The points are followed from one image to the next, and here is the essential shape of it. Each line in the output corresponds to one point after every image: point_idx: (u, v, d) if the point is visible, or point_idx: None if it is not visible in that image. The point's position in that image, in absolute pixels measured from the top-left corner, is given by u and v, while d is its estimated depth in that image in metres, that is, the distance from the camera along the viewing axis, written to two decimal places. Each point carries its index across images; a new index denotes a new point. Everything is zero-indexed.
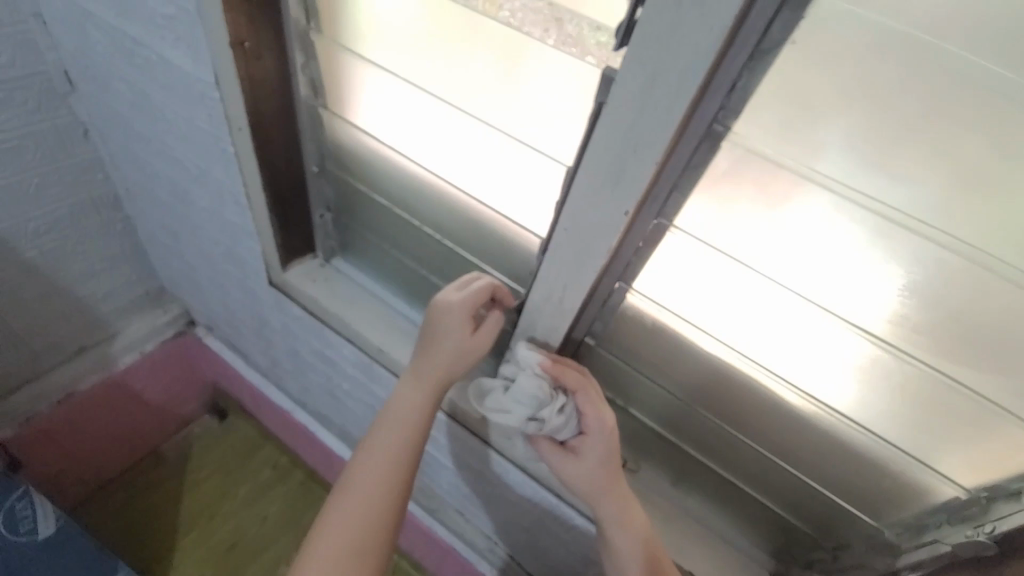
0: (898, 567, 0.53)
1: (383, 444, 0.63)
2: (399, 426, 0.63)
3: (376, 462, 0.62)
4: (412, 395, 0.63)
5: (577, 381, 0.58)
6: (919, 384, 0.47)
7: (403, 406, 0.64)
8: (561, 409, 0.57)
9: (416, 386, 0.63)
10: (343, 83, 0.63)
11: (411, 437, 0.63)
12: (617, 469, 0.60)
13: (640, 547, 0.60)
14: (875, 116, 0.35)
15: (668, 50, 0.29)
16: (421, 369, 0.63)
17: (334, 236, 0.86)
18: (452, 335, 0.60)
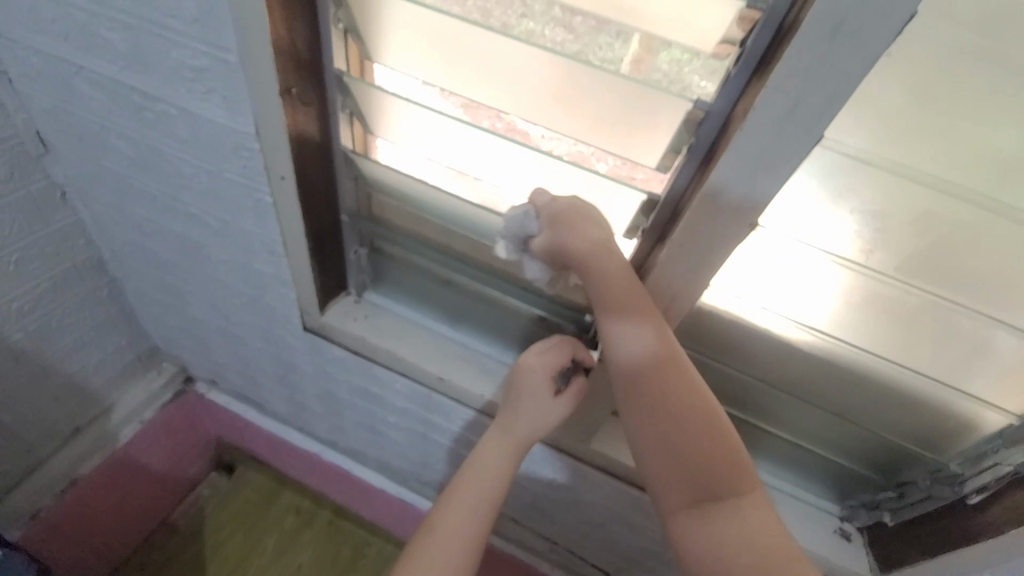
0: (965, 493, 0.60)
1: (466, 497, 0.62)
2: (486, 478, 0.63)
3: (461, 517, 0.60)
4: (498, 450, 0.64)
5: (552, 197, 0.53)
6: (988, 341, 0.52)
7: (488, 458, 0.64)
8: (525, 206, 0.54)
9: (504, 439, 0.64)
10: (382, 118, 0.60)
11: (495, 493, 0.62)
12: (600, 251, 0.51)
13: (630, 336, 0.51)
14: (958, 114, 0.40)
15: (815, 80, 0.34)
16: (508, 424, 0.64)
17: (367, 271, 0.84)
18: (536, 397, 0.62)
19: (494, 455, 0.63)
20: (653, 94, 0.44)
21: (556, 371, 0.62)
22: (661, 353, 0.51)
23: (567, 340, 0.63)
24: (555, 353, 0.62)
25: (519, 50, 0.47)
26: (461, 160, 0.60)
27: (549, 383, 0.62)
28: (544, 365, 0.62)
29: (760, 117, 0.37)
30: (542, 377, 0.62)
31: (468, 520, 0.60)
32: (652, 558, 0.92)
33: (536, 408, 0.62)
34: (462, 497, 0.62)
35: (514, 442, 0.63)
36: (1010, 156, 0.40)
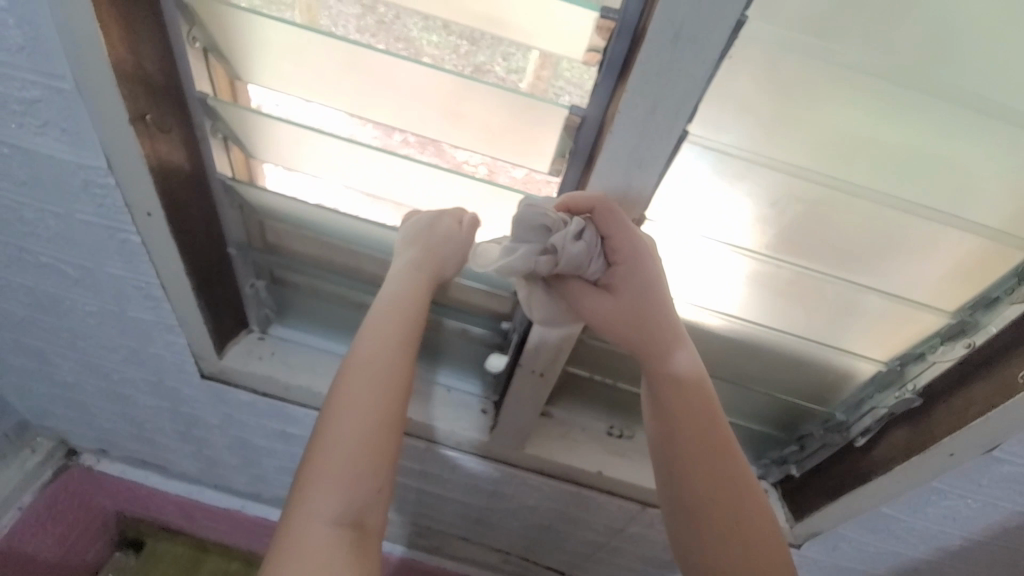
0: (853, 436, 0.68)
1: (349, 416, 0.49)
2: (374, 383, 0.51)
3: (348, 446, 0.48)
4: (384, 332, 0.53)
5: (626, 246, 0.48)
6: (852, 302, 0.59)
7: (374, 358, 0.52)
8: (577, 234, 0.46)
9: (389, 328, 0.53)
10: (261, 142, 0.56)
11: (390, 402, 0.51)
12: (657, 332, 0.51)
13: (682, 406, 0.53)
14: (797, 108, 0.44)
15: (667, 83, 0.37)
16: (396, 312, 0.54)
17: (269, 304, 0.78)
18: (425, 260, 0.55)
19: (381, 349, 0.52)
20: (532, 107, 0.45)
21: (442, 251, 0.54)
22: (713, 430, 0.53)
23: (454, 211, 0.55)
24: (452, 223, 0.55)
25: (396, 64, 0.45)
26: (353, 182, 0.58)
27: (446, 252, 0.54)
28: (422, 234, 0.55)
29: (627, 117, 0.40)
30: (424, 253, 0.54)
31: (358, 430, 0.49)
32: (601, 549, 0.94)
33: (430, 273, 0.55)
34: (351, 410, 0.50)
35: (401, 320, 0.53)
36: (841, 140, 0.46)
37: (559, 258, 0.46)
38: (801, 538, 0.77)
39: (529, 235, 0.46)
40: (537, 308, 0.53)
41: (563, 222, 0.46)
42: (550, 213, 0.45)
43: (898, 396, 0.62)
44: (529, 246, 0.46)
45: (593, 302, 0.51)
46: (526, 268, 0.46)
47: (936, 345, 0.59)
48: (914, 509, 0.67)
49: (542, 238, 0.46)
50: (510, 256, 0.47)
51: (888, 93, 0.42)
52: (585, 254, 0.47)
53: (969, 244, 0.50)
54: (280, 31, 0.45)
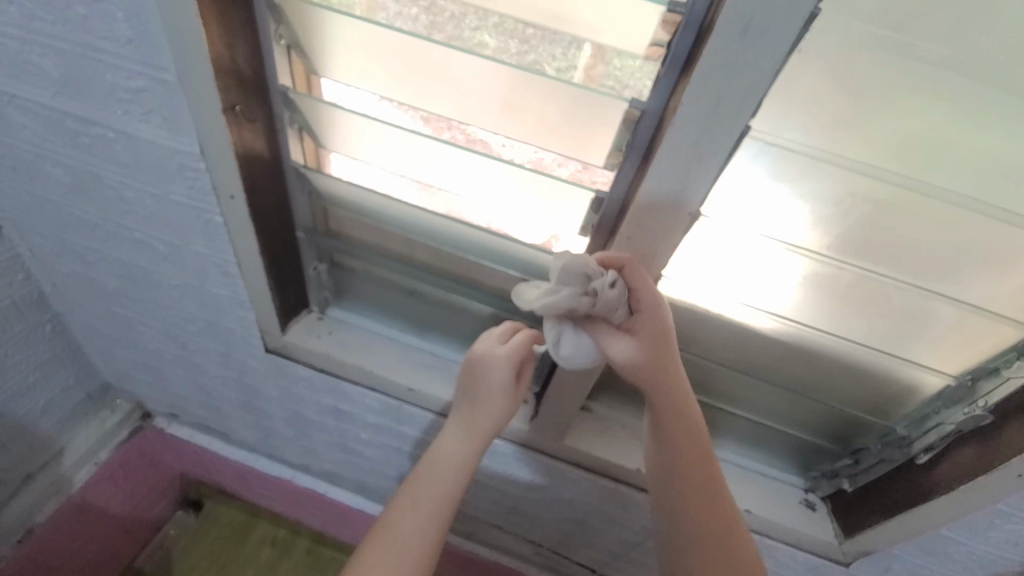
0: (914, 453, 0.64)
1: (417, 517, 0.59)
2: (445, 474, 0.62)
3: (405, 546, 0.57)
4: (458, 445, 0.63)
5: (649, 298, 0.53)
6: (918, 310, 0.56)
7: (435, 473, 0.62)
8: (612, 284, 0.51)
9: (453, 471, 0.62)
10: (331, 131, 0.61)
11: (443, 509, 0.60)
12: (664, 370, 0.56)
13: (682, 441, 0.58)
14: (869, 103, 0.43)
15: (732, 77, 0.37)
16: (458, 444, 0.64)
17: (328, 286, 0.83)
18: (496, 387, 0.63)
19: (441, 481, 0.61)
20: (593, 99, 0.46)
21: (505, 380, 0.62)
22: (707, 462, 0.59)
23: (527, 330, 0.65)
24: (502, 349, 0.63)
25: (461, 55, 0.47)
26: (413, 171, 0.61)
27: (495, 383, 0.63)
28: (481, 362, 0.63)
29: (688, 111, 0.40)
30: (498, 382, 0.62)
31: (419, 520, 0.59)
32: (633, 548, 0.94)
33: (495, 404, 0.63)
34: (416, 504, 0.60)
35: (462, 452, 0.63)
36: (915, 138, 0.44)
37: (596, 301, 0.51)
38: (849, 555, 0.74)
39: (571, 279, 0.50)
40: (562, 347, 0.55)
41: (601, 272, 0.51)
42: (591, 263, 0.50)
43: (966, 412, 0.58)
44: (570, 288, 0.50)
45: (617, 343, 0.54)
46: (568, 307, 0.51)
47: (1011, 359, 0.55)
48: (976, 533, 0.62)
49: (583, 283, 0.51)
50: (552, 296, 0.51)
51: (967, 88, 0.40)
52: (619, 302, 0.51)
53: None
54: (356, 26, 0.49)
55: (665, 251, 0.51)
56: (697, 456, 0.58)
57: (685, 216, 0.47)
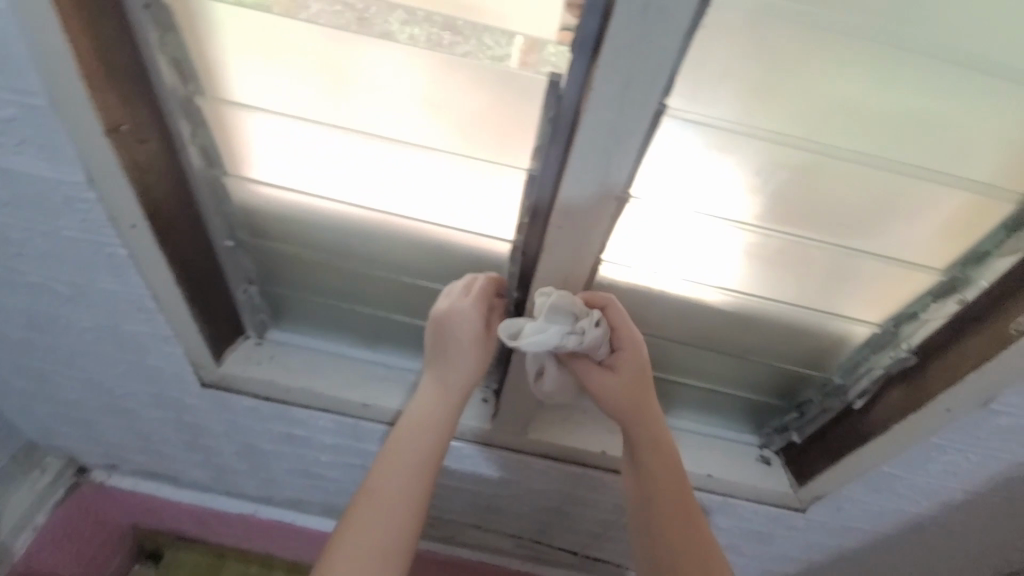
0: (851, 399, 0.69)
1: (399, 474, 0.59)
2: (422, 430, 0.61)
3: (389, 505, 0.57)
4: (433, 400, 0.62)
5: (629, 338, 0.59)
6: (840, 265, 0.59)
7: (412, 435, 0.61)
8: (596, 323, 0.55)
9: (431, 428, 0.61)
10: (245, 139, 0.58)
11: (426, 465, 0.60)
12: (643, 399, 0.61)
13: (656, 459, 0.62)
14: (774, 73, 0.44)
15: (638, 58, 0.36)
16: (434, 403, 0.62)
17: (263, 307, 0.79)
18: (466, 341, 0.59)
19: (419, 441, 0.60)
20: (513, 80, 0.47)
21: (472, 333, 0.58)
22: (678, 476, 0.62)
23: (484, 276, 0.61)
24: (468, 298, 0.59)
25: (369, 50, 0.47)
26: (342, 175, 0.60)
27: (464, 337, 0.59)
28: (442, 320, 0.58)
29: (601, 96, 0.39)
30: (465, 335, 0.58)
31: (398, 479, 0.58)
32: (609, 527, 0.96)
33: (467, 360, 0.59)
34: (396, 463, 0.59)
35: (439, 410, 0.61)
36: (819, 106, 0.46)
37: (582, 340, 0.54)
38: (806, 501, 0.78)
39: (558, 316, 0.52)
40: (545, 379, 0.60)
41: (584, 310, 0.54)
42: (577, 302, 0.54)
43: (894, 355, 0.63)
44: (556, 325, 0.52)
45: (598, 376, 0.60)
46: (557, 344, 0.52)
47: (929, 303, 0.59)
48: (914, 466, 0.67)
49: (570, 321, 0.53)
50: (543, 332, 0.52)
51: (859, 53, 0.42)
52: (602, 341, 0.56)
53: (957, 195, 0.50)
54: (254, 30, 0.47)
55: (595, 241, 0.50)
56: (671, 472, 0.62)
57: (611, 202, 0.46)
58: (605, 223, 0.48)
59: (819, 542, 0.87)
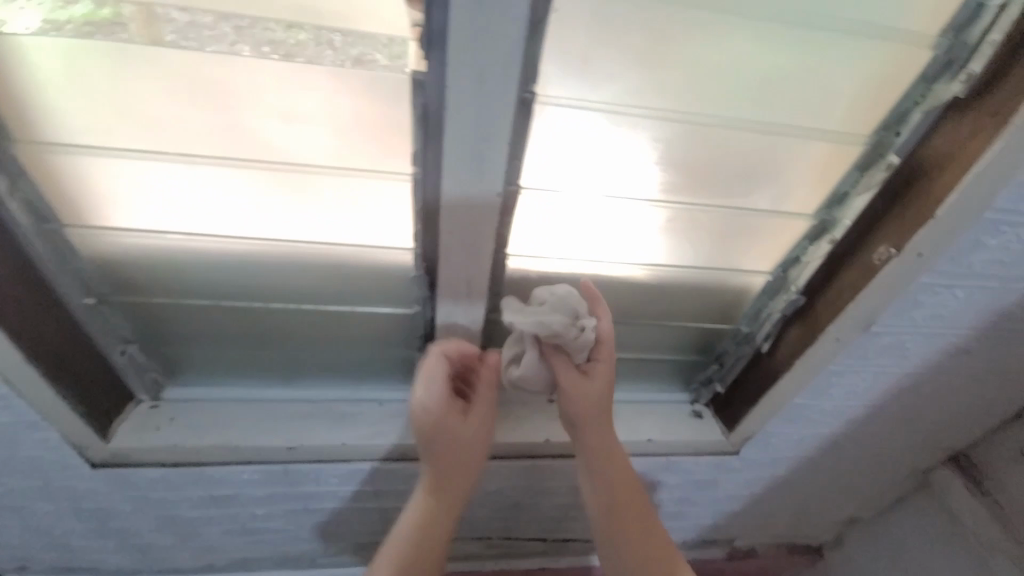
0: (759, 344, 0.73)
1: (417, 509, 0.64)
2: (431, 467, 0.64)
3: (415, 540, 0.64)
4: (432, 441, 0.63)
5: (607, 353, 0.61)
6: (727, 223, 0.62)
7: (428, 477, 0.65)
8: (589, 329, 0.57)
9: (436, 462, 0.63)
10: (81, 185, 0.51)
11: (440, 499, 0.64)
12: (606, 408, 0.63)
13: (613, 471, 0.65)
14: (630, 47, 0.45)
15: (486, 49, 0.34)
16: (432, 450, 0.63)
17: (153, 365, 0.70)
18: (434, 396, 0.61)
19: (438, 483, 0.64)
20: (373, 82, 0.44)
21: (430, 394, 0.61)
22: (633, 485, 0.66)
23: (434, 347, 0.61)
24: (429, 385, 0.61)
25: (212, 65, 0.43)
26: (209, 208, 0.54)
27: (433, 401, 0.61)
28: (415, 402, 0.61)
29: (457, 91, 0.37)
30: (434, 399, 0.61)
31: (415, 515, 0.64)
32: (570, 507, 0.97)
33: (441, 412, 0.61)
34: (416, 506, 0.65)
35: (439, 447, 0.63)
36: (680, 76, 0.47)
37: (577, 337, 0.56)
38: (738, 444, 0.83)
39: (562, 305, 0.55)
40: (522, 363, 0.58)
41: (587, 310, 0.58)
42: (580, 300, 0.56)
43: (786, 299, 0.67)
44: (553, 305, 0.55)
45: (574, 378, 0.60)
46: (556, 329, 0.54)
47: (806, 247, 0.63)
48: (821, 394, 0.73)
49: (569, 316, 0.55)
50: (546, 313, 0.55)
51: (706, 22, 0.44)
52: (586, 345, 0.57)
53: (818, 143, 0.54)
54: (77, 55, 0.41)
55: (486, 242, 0.47)
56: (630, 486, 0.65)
57: (495, 199, 0.43)
58: (492, 223, 0.45)
59: (757, 477, 0.93)
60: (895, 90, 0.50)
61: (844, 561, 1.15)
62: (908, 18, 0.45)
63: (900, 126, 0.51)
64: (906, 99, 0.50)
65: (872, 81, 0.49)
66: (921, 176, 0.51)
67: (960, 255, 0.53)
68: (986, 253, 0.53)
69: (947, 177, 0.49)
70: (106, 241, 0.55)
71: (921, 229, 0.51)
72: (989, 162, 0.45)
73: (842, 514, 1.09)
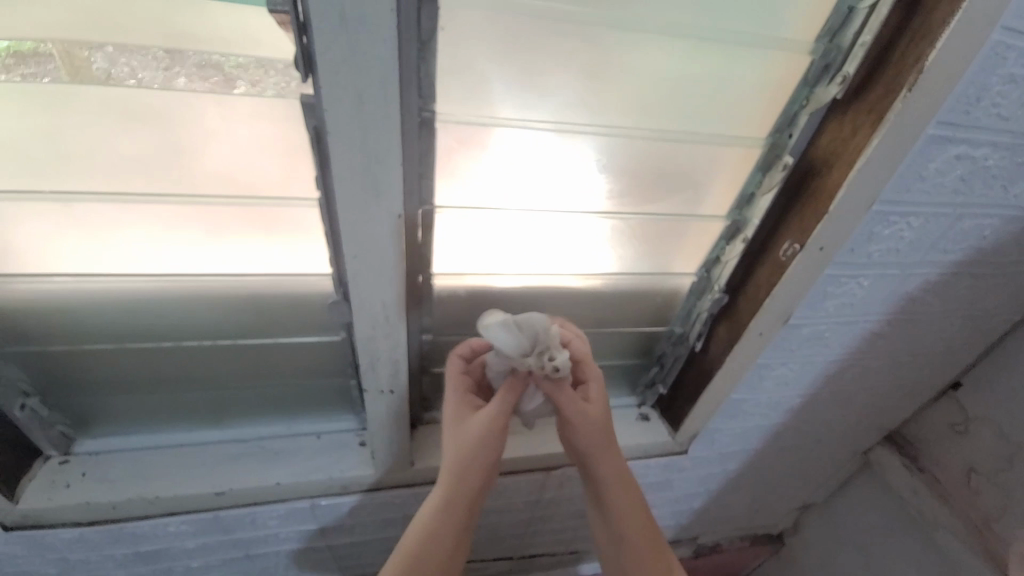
0: (693, 343, 0.75)
1: (439, 494, 0.58)
2: (453, 452, 0.58)
3: (438, 531, 0.57)
4: (455, 421, 0.59)
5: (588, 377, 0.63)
6: (647, 230, 0.63)
7: (448, 463, 0.58)
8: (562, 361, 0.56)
9: (458, 445, 0.58)
10: None
11: (462, 486, 0.58)
12: (597, 420, 0.61)
13: (617, 462, 0.64)
14: (525, 64, 0.45)
15: (359, 71, 0.34)
16: (455, 431, 0.59)
17: (60, 418, 0.65)
18: (455, 382, 0.61)
19: (461, 470, 0.57)
20: (265, 109, 0.43)
21: (458, 377, 0.61)
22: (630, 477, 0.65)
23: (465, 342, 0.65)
24: (456, 373, 0.62)
25: (85, 99, 0.40)
26: (109, 249, 0.50)
27: (455, 384, 0.61)
28: (453, 373, 0.62)
29: (337, 115, 0.36)
30: (456, 383, 0.61)
31: (435, 503, 0.58)
32: (530, 523, 0.96)
33: (459, 398, 0.60)
34: (436, 492, 0.59)
35: (459, 432, 0.58)
36: (580, 90, 0.48)
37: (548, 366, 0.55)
38: (685, 443, 0.84)
39: (529, 331, 0.55)
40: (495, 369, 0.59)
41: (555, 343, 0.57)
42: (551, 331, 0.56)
43: (711, 298, 0.69)
44: (520, 321, 0.55)
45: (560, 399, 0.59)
46: (520, 351, 0.55)
47: (724, 247, 0.66)
48: (757, 387, 0.75)
49: (537, 343, 0.56)
50: (517, 333, 0.55)
51: (602, 35, 0.45)
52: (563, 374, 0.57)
53: (722, 147, 0.56)
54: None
55: (395, 264, 0.46)
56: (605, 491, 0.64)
57: (396, 220, 0.43)
58: (397, 244, 0.44)
59: (710, 473, 0.95)
60: (783, 94, 0.53)
61: (803, 546, 1.18)
62: (784, 28, 0.48)
63: (791, 128, 0.54)
64: (794, 102, 0.53)
65: (762, 86, 0.52)
66: (815, 174, 0.53)
67: (859, 246, 0.56)
68: (882, 243, 0.57)
69: (836, 173, 0.51)
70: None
71: (818, 224, 0.53)
72: (870, 157, 0.48)
73: (796, 501, 1.12)
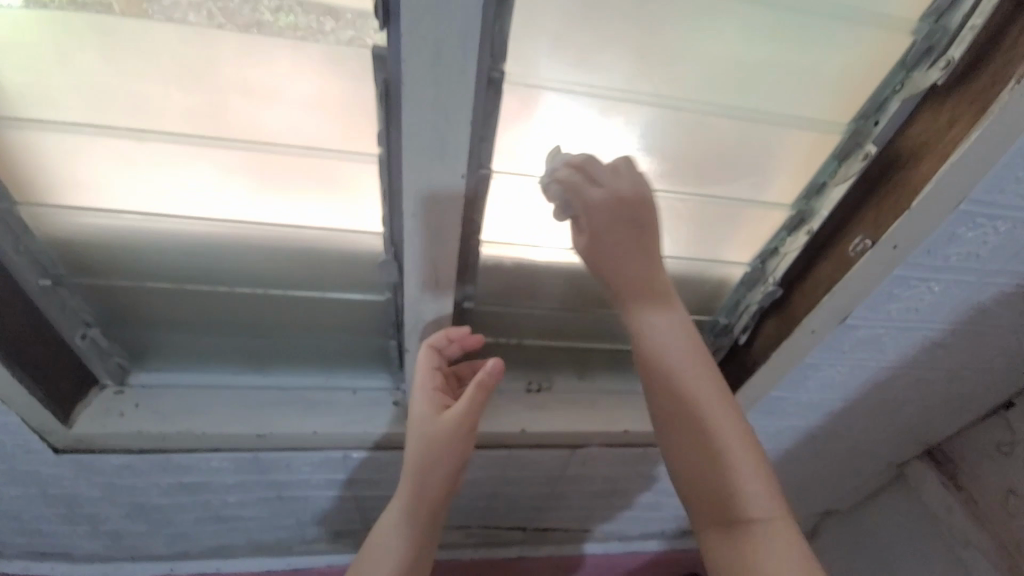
0: (737, 335, 0.72)
1: (404, 492, 0.57)
2: (414, 455, 0.56)
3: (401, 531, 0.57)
4: (419, 422, 0.57)
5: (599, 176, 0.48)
6: (703, 213, 0.60)
7: (410, 466, 0.56)
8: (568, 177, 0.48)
9: (420, 449, 0.55)
10: (37, 166, 0.49)
11: (424, 491, 0.56)
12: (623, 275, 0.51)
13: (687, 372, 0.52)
14: (601, 28, 0.43)
15: (441, 25, 0.33)
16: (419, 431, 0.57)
17: (116, 350, 0.68)
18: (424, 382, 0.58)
19: (422, 474, 0.55)
20: (334, 59, 0.42)
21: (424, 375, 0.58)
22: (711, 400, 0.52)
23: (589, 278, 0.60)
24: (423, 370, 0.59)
25: (162, 37, 0.40)
26: (173, 191, 0.52)
27: (421, 380, 0.58)
28: (421, 370, 0.58)
29: (413, 69, 0.35)
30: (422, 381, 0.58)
31: (399, 504, 0.57)
32: (547, 496, 0.97)
33: (425, 398, 0.58)
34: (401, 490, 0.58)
35: (422, 435, 0.56)
36: (656, 60, 0.46)
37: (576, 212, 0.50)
38: None
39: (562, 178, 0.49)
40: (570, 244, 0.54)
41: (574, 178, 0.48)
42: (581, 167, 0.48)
43: (763, 291, 0.66)
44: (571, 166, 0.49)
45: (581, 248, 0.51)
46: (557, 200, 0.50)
47: (784, 238, 0.62)
48: (799, 385, 0.73)
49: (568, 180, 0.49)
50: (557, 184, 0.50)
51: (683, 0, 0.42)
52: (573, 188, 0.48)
53: (799, 131, 0.53)
54: (73, 28, 0.39)
55: (450, 227, 0.46)
56: (692, 445, 0.51)
57: (458, 182, 0.42)
58: (455, 206, 0.44)
59: None
60: (875, 78, 0.49)
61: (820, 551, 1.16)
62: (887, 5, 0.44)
63: (879, 115, 0.50)
64: (885, 86, 0.49)
65: (852, 68, 0.48)
66: (899, 167, 0.50)
67: (937, 247, 0.52)
68: (962, 246, 0.53)
69: (924, 168, 0.48)
70: (62, 223, 0.53)
71: (896, 220, 0.50)
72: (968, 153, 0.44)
73: (819, 506, 1.09)
